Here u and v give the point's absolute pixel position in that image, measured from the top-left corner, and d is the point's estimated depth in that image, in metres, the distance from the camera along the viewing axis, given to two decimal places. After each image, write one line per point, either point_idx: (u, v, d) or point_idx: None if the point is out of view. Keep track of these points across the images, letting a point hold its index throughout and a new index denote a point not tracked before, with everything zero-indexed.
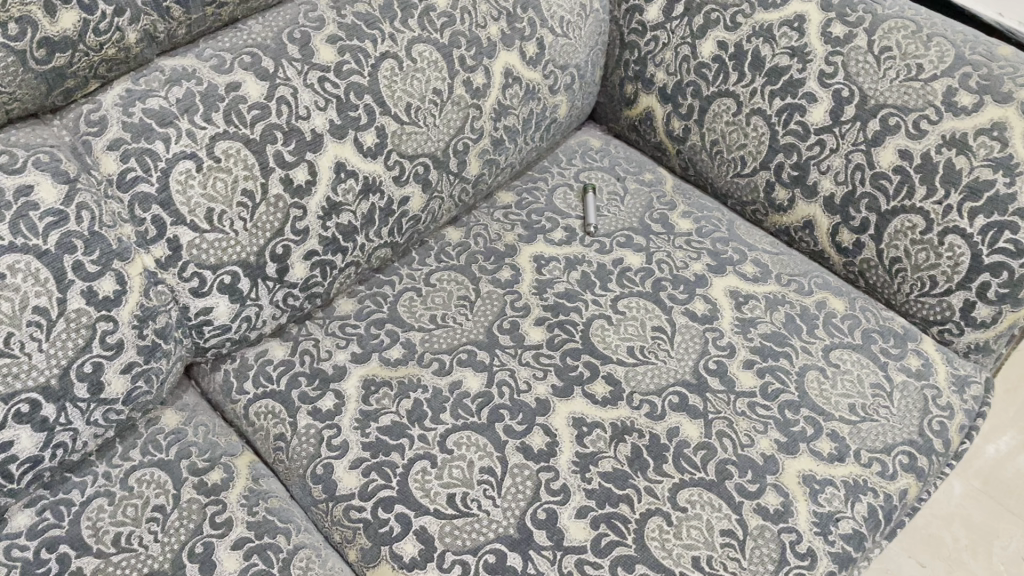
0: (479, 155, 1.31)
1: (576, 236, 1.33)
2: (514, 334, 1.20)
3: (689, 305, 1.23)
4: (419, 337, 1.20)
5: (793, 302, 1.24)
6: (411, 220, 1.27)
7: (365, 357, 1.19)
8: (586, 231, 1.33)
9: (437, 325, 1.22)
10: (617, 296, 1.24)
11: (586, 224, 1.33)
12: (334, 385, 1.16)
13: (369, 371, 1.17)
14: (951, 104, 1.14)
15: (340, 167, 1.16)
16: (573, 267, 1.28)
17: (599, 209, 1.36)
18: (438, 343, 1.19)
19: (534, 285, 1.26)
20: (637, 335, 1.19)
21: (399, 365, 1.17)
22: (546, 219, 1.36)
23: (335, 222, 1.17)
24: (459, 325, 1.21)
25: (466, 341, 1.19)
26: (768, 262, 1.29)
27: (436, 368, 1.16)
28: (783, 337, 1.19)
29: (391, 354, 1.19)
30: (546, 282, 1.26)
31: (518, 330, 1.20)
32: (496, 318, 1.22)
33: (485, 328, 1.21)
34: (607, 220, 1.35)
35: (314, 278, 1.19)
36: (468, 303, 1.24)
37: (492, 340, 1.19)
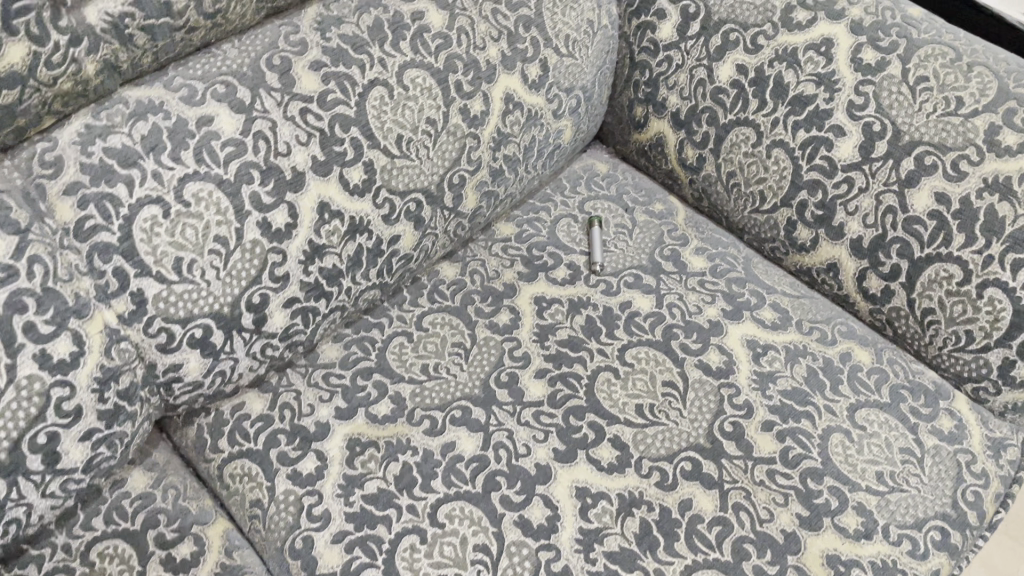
0: (477, 187, 1.21)
1: (581, 275, 1.23)
2: (512, 388, 1.10)
3: (702, 356, 1.13)
4: (410, 390, 1.11)
5: (816, 353, 1.14)
6: (401, 259, 1.17)
7: (350, 413, 1.09)
8: (592, 270, 1.23)
9: (428, 377, 1.12)
10: (624, 345, 1.14)
11: (592, 262, 1.24)
12: (316, 446, 1.07)
13: (354, 429, 1.08)
14: (994, 143, 1.04)
15: (324, 207, 1.06)
16: (577, 312, 1.18)
17: (605, 245, 1.26)
18: (430, 398, 1.10)
19: (535, 332, 1.17)
20: (646, 391, 1.09)
21: (387, 423, 1.08)
22: (549, 255, 1.26)
23: (317, 266, 1.07)
24: (453, 377, 1.12)
25: (460, 396, 1.10)
26: (788, 307, 1.19)
27: (427, 427, 1.07)
28: (804, 395, 1.10)
29: (378, 410, 1.09)
30: (548, 328, 1.17)
31: (516, 383, 1.11)
32: (492, 369, 1.13)
33: (481, 380, 1.11)
34: (614, 257, 1.25)
35: (295, 326, 1.09)
36: (463, 351, 1.15)
37: (488, 395, 1.10)
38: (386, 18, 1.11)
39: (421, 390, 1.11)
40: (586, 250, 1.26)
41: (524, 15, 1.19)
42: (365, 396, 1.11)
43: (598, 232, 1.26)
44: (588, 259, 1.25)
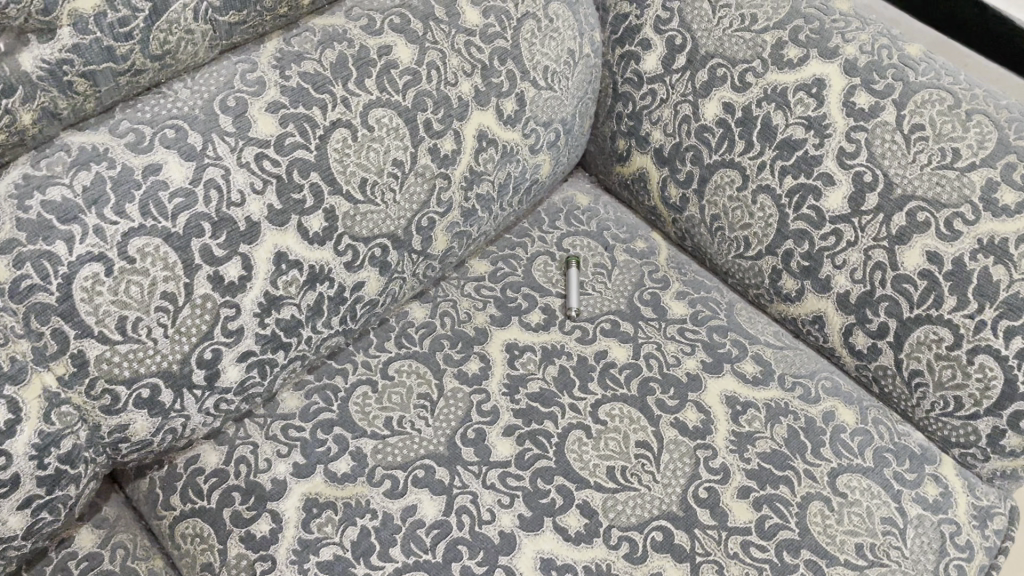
0: (448, 228, 1.15)
1: (556, 320, 1.18)
2: (478, 446, 1.06)
3: (679, 414, 1.08)
4: (371, 446, 1.06)
5: (797, 412, 1.09)
6: (366, 305, 1.11)
7: (309, 471, 1.05)
8: (568, 315, 1.18)
9: (392, 432, 1.07)
10: (597, 400, 1.09)
11: (568, 307, 1.18)
12: (272, 506, 1.02)
13: (312, 488, 1.03)
14: (990, 201, 0.98)
15: (281, 258, 1.00)
16: (549, 361, 1.13)
17: (583, 287, 1.21)
18: (393, 455, 1.05)
19: (505, 383, 1.12)
20: (617, 452, 1.05)
21: (347, 482, 1.04)
22: (523, 297, 1.21)
23: (274, 318, 1.02)
24: (417, 433, 1.07)
25: (424, 454, 1.05)
26: (771, 359, 1.14)
27: (389, 488, 1.03)
28: (783, 458, 1.05)
29: (338, 468, 1.05)
30: (519, 379, 1.12)
31: (483, 441, 1.06)
32: (458, 425, 1.08)
33: (446, 437, 1.07)
34: (591, 301, 1.19)
35: (251, 379, 1.04)
36: (429, 403, 1.10)
37: (453, 454, 1.05)
38: (350, 53, 1.04)
39: (384, 446, 1.06)
40: (562, 292, 1.21)
41: (499, 47, 1.13)
42: (325, 452, 1.06)
43: (576, 273, 1.20)
44: (563, 303, 1.19)
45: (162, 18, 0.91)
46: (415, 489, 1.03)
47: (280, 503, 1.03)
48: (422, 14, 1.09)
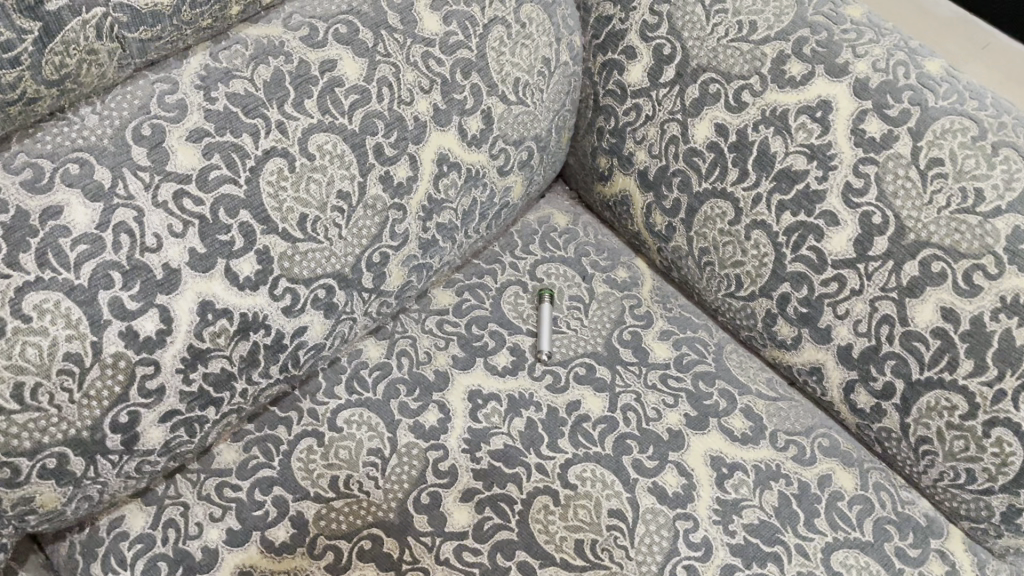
0: (404, 262, 1.03)
1: (524, 363, 1.06)
2: (432, 514, 0.95)
3: (658, 479, 0.97)
4: (314, 511, 0.96)
5: (790, 475, 0.98)
6: (310, 350, 0.99)
7: (244, 538, 0.95)
8: (537, 358, 1.06)
9: (338, 495, 0.97)
10: (567, 460, 0.98)
11: (538, 349, 1.06)
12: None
13: (247, 560, 0.94)
14: (1016, 253, 0.85)
15: (206, 306, 0.88)
16: (515, 413, 1.02)
17: (555, 325, 1.09)
18: (337, 523, 0.95)
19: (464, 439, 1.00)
20: (587, 523, 0.94)
21: (286, 553, 0.94)
22: (489, 335, 1.08)
23: (200, 374, 0.90)
24: (365, 497, 0.97)
25: (372, 522, 0.95)
26: (763, 413, 1.03)
27: (332, 563, 0.93)
28: (773, 532, 0.95)
29: (276, 536, 0.95)
30: (480, 433, 1.01)
31: (438, 508, 0.96)
32: (411, 488, 0.97)
33: (397, 502, 0.96)
34: (564, 342, 1.07)
35: (177, 438, 0.93)
36: (381, 461, 0.99)
37: (404, 524, 0.95)
38: (288, 69, 0.91)
39: (327, 512, 0.96)
40: (532, 330, 1.09)
41: (461, 58, 0.99)
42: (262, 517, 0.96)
43: (548, 309, 1.08)
44: (533, 343, 1.08)
45: (56, 38, 0.78)
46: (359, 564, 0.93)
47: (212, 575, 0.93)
48: (371, 22, 0.95)
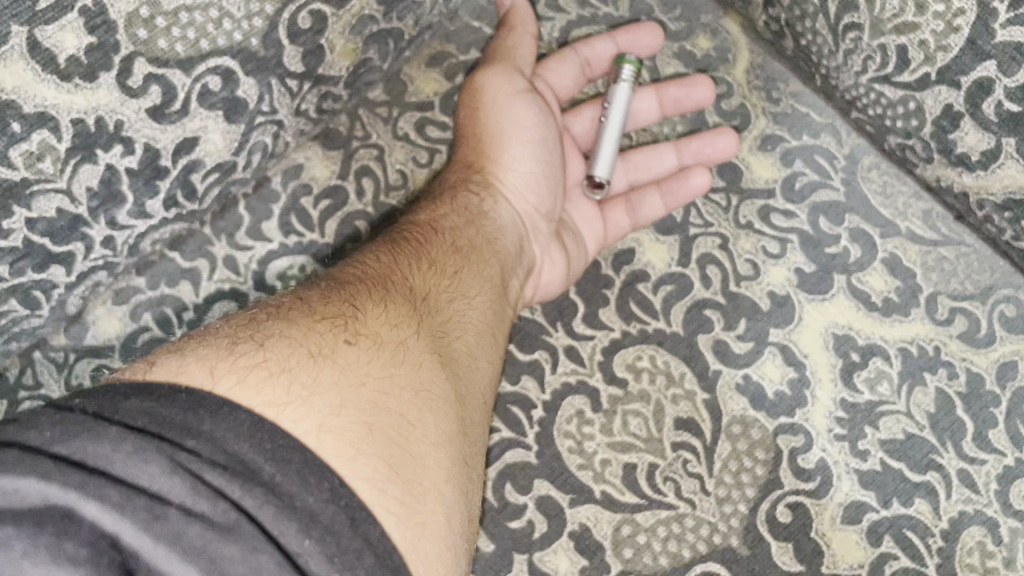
0: (352, 29, 0.63)
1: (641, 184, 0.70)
2: (484, 333, 0.54)
3: (751, 372, 0.64)
4: (221, 341, 0.42)
5: (953, 365, 0.64)
6: (210, 174, 0.63)
7: (228, 368, 0.40)
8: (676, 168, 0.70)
9: (365, 270, 0.51)
10: (613, 342, 0.65)
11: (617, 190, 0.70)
12: (254, 398, 0.39)
13: (310, 401, 0.40)
14: None
15: (5, 113, 0.51)
16: (615, 227, 0.67)
17: (693, 99, 0.70)
18: (421, 349, 0.47)
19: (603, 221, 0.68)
20: (642, 439, 0.62)
21: (346, 352, 0.44)
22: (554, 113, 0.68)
23: (21, 216, 0.55)
24: (420, 305, 0.50)
25: (365, 297, 0.48)
26: (916, 267, 0.66)
27: (450, 466, 0.43)
28: (925, 454, 0.62)
29: (301, 358, 0.42)
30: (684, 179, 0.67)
31: (554, 144, 0.66)
32: (545, 153, 0.65)
33: (358, 319, 0.46)
34: (701, 142, 0.68)
35: (9, 313, 0.59)
36: (293, 323, 0.44)
37: (471, 345, 0.52)
38: None
39: (340, 299, 0.47)
40: (654, 115, 0.70)
41: None
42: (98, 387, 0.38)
43: (626, 94, 0.65)
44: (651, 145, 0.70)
45: None
46: (457, 530, 0.42)
47: (295, 432, 0.38)
48: None
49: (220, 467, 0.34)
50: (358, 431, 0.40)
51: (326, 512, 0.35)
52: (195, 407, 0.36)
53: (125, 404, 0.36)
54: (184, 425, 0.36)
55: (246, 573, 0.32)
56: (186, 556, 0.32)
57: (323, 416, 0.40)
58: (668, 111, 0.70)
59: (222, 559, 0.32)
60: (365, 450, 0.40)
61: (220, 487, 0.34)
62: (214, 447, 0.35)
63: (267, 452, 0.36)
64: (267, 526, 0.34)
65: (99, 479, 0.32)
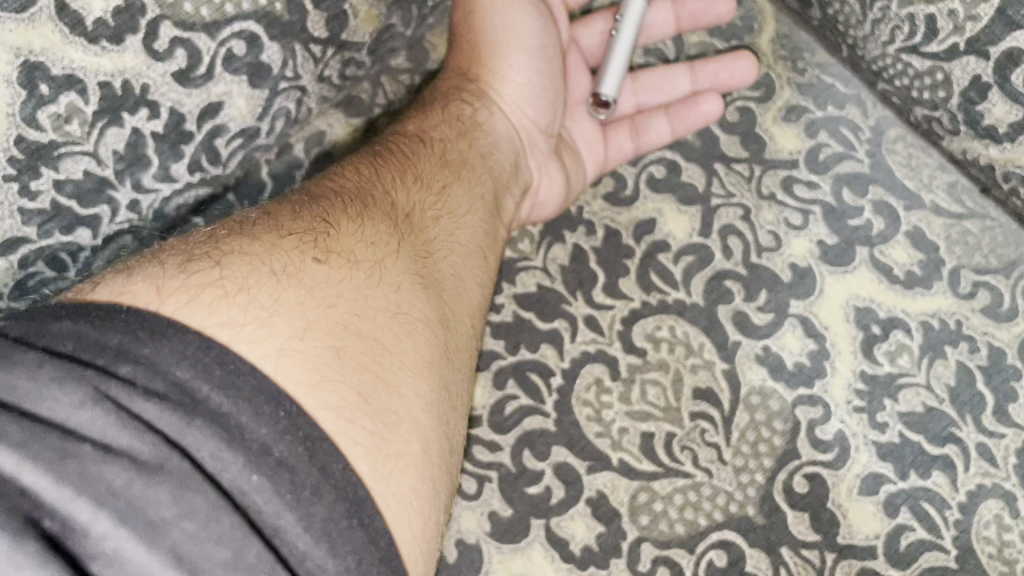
0: None
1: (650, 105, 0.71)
2: (471, 253, 0.55)
3: (771, 343, 0.64)
4: (180, 255, 0.42)
5: (975, 338, 0.64)
6: (234, 139, 0.63)
7: (181, 285, 0.40)
8: (690, 91, 0.70)
9: (343, 183, 0.51)
10: (633, 311, 0.65)
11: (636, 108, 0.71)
12: (207, 317, 0.38)
13: (271, 323, 0.40)
14: None
15: (34, 74, 0.52)
16: (617, 150, 0.69)
17: (713, 14, 0.69)
18: (399, 270, 0.47)
19: (605, 143, 0.69)
20: (661, 408, 0.63)
21: (316, 271, 0.44)
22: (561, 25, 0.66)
23: (48, 178, 0.56)
24: (401, 224, 0.51)
25: (337, 214, 0.48)
26: (940, 239, 0.66)
27: (427, 389, 0.44)
28: (944, 426, 0.62)
29: (263, 277, 0.42)
30: (697, 112, 0.68)
31: (554, 53, 0.65)
32: (544, 64, 0.64)
33: (329, 237, 0.46)
34: (719, 64, 0.69)
35: (36, 275, 0.60)
36: (261, 239, 0.44)
37: (458, 265, 0.53)
38: None
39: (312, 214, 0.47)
40: (670, 29, 0.70)
41: None
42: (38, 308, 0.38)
43: (639, 9, 0.64)
44: (665, 66, 0.70)
45: None
46: (431, 455, 0.43)
47: (251, 356, 0.38)
48: None
49: (156, 398, 0.34)
50: (324, 354, 0.41)
51: (281, 445, 0.36)
52: (136, 330, 0.36)
53: (55, 328, 0.36)
54: (121, 349, 0.36)
55: (174, 514, 0.32)
56: (101, 502, 0.32)
57: (285, 340, 0.40)
58: (686, 26, 0.70)
59: (145, 501, 0.32)
60: (331, 376, 0.40)
61: (157, 422, 0.34)
62: (153, 375, 0.35)
63: (214, 379, 0.36)
64: (204, 464, 0.34)
65: (20, 421, 0.32)
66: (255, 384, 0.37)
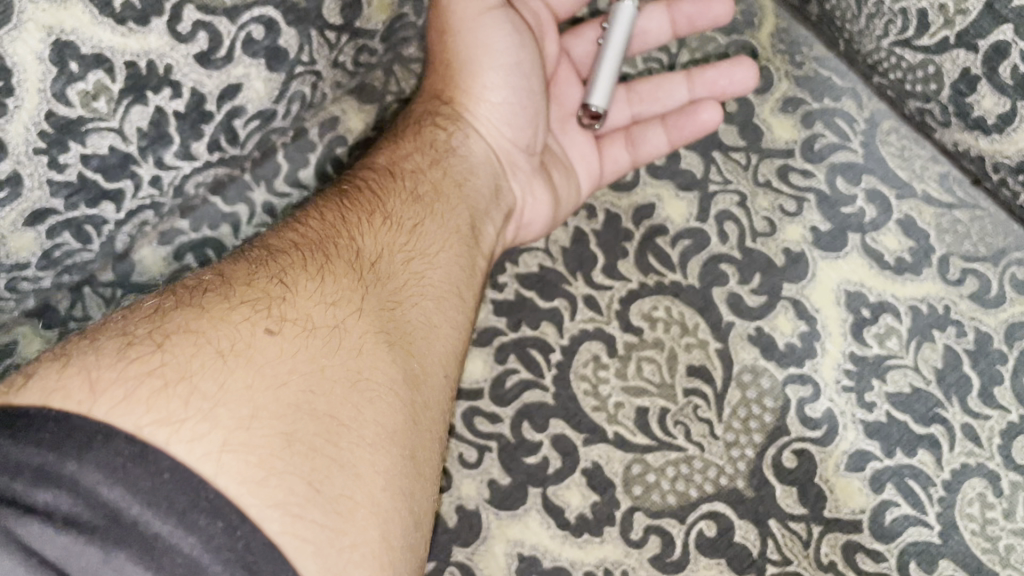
0: None
1: (647, 114, 0.71)
2: (445, 293, 0.54)
3: (763, 324, 0.66)
4: (119, 338, 0.41)
5: (963, 323, 0.66)
6: (252, 120, 0.66)
7: (115, 377, 0.38)
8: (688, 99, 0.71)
9: (304, 235, 0.51)
10: (630, 292, 0.67)
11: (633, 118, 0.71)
12: (141, 416, 0.37)
13: (213, 415, 0.39)
14: None
15: (64, 52, 0.55)
16: (615, 163, 0.70)
17: (710, 15, 0.70)
18: (361, 329, 0.47)
19: (600, 156, 0.70)
20: (655, 384, 0.65)
21: (266, 345, 0.42)
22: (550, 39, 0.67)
23: (75, 153, 0.59)
24: (366, 274, 0.50)
25: (292, 275, 0.47)
26: (931, 228, 0.68)
27: (391, 464, 0.43)
28: (930, 407, 0.64)
29: (207, 358, 0.41)
30: (696, 125, 0.68)
31: (533, 71, 0.64)
32: (522, 81, 0.64)
33: (281, 304, 0.45)
34: (718, 72, 0.69)
35: (62, 246, 0.63)
36: (209, 314, 0.43)
37: (430, 310, 0.52)
38: None
39: (267, 276, 0.47)
40: (667, 34, 0.71)
41: None
42: None
43: (629, 14, 0.65)
44: (663, 75, 0.70)
45: None
46: (396, 537, 0.42)
47: (189, 459, 0.37)
48: None
49: (78, 532, 0.33)
50: (273, 443, 0.39)
51: (217, 565, 0.34)
52: (59, 445, 0.35)
53: None
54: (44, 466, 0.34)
55: None
56: None
57: (228, 433, 0.39)
58: (684, 29, 0.70)
59: None
60: (281, 468, 0.39)
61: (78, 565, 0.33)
62: (78, 500, 0.34)
63: (144, 496, 0.35)
64: None
65: None
66: (189, 495, 0.35)
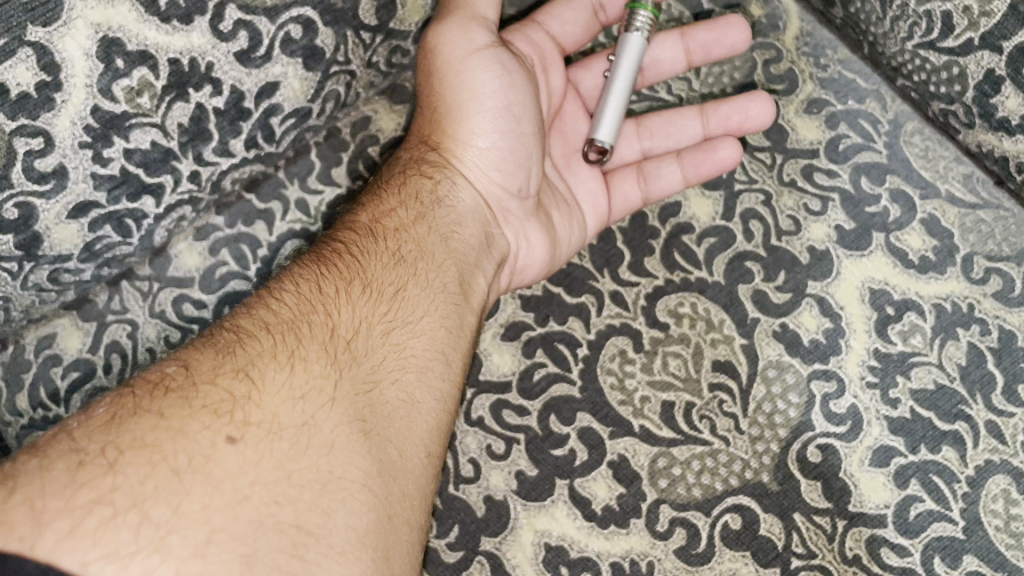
0: None
1: (657, 150, 0.72)
2: (428, 362, 0.54)
3: (788, 321, 0.67)
4: (71, 457, 0.41)
5: (987, 321, 0.66)
6: (288, 118, 0.68)
7: (63, 509, 0.38)
8: (702, 135, 0.71)
9: (278, 312, 0.51)
10: (656, 289, 0.68)
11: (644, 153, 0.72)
12: (88, 552, 0.37)
13: (169, 541, 0.39)
14: None
15: (111, 49, 0.57)
16: (626, 198, 0.70)
17: (726, 45, 0.71)
18: (334, 422, 0.47)
19: (610, 192, 0.70)
20: (681, 378, 0.66)
21: (227, 454, 0.43)
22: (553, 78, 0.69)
23: (119, 148, 0.61)
24: (340, 355, 0.50)
25: (260, 367, 0.47)
26: (955, 227, 0.69)
27: (360, 570, 0.44)
28: (955, 404, 0.65)
29: (163, 477, 0.41)
30: (710, 160, 0.69)
31: (523, 115, 0.65)
32: (510, 125, 0.65)
33: (246, 403, 0.45)
34: (733, 107, 0.70)
35: (104, 239, 0.65)
36: (170, 420, 0.43)
37: (411, 384, 0.52)
38: None
39: (235, 368, 0.47)
40: (681, 64, 0.72)
41: None
42: None
43: (638, 46, 0.65)
44: (676, 110, 0.71)
45: None
46: None
47: None
48: None
49: None
50: (231, 566, 0.40)
51: None
52: None
53: None
54: None
55: None
56: None
57: (183, 561, 0.39)
58: (699, 59, 0.72)
59: None
60: None
61: None
62: None
63: None
64: None
65: None
66: None
